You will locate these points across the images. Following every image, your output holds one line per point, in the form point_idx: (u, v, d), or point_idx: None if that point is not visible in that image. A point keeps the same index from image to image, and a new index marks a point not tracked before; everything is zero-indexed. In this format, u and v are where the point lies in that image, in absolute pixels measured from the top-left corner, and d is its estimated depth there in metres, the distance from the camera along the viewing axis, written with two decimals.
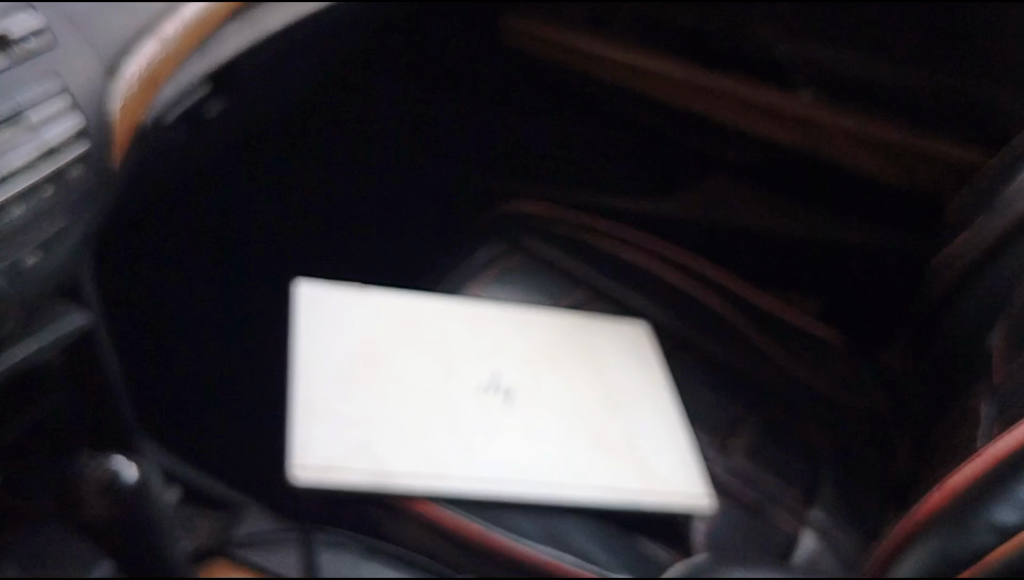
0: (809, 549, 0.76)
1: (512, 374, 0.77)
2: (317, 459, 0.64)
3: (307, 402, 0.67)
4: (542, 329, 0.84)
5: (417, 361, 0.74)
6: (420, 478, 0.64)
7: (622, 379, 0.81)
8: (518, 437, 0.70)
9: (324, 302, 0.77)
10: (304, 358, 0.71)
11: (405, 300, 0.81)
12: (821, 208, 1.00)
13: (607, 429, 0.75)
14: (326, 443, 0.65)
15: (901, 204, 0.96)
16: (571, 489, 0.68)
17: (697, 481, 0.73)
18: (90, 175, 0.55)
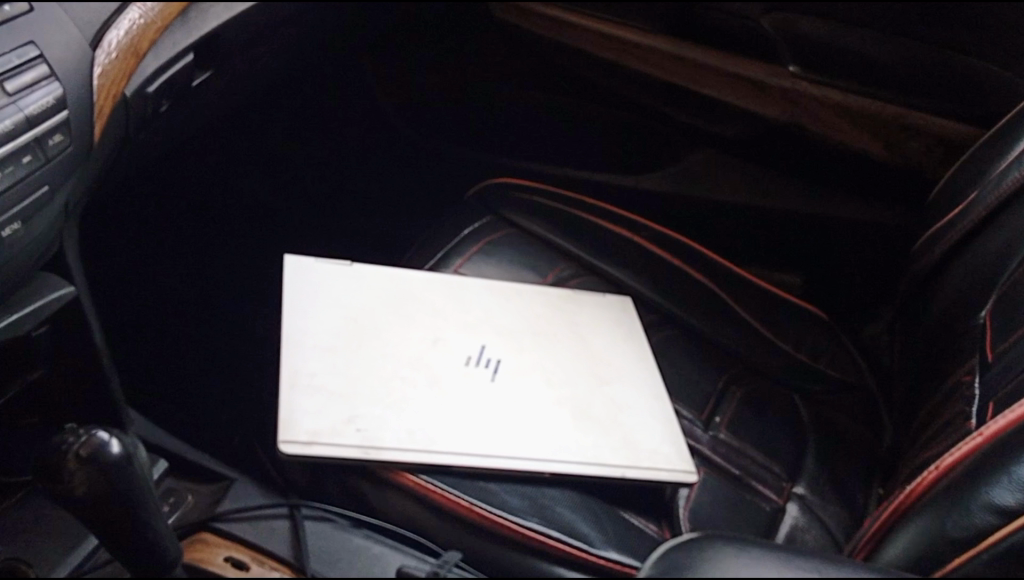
0: (795, 522, 0.77)
1: (499, 346, 0.77)
2: (303, 431, 0.63)
3: (294, 373, 0.67)
4: (529, 304, 0.83)
5: (403, 333, 0.74)
6: (408, 450, 0.64)
7: (608, 354, 0.81)
8: (506, 411, 0.70)
9: (312, 274, 0.77)
10: (290, 330, 0.71)
11: (392, 272, 0.80)
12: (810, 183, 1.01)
13: (592, 402, 0.75)
14: (312, 415, 0.64)
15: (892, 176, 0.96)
16: (558, 464, 0.68)
17: (683, 454, 0.73)
18: (70, 144, 0.54)
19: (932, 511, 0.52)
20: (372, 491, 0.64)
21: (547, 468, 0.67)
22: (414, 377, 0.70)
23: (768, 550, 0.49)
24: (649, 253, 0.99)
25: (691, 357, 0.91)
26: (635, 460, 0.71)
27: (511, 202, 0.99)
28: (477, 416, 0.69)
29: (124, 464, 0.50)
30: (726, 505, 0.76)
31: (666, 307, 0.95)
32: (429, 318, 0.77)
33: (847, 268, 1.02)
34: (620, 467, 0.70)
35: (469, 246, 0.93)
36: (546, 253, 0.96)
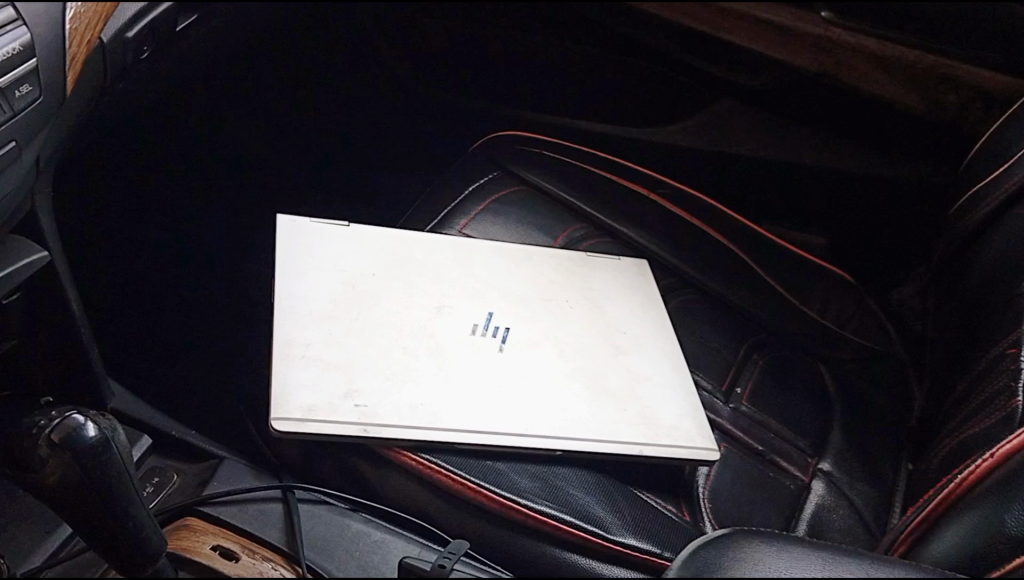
0: (821, 500, 0.72)
1: (507, 313, 0.72)
2: (297, 407, 0.58)
3: (288, 342, 0.62)
4: (539, 269, 0.78)
5: (404, 299, 0.69)
6: (410, 427, 0.59)
7: (624, 323, 0.76)
8: (514, 384, 0.66)
9: (306, 237, 0.72)
10: (282, 297, 0.66)
11: (392, 235, 0.75)
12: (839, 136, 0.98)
13: (606, 374, 0.70)
14: (307, 389, 0.60)
15: (931, 133, 0.92)
16: (572, 442, 0.63)
17: (703, 431, 0.69)
18: (41, 95, 0.49)
19: (988, 505, 0.50)
20: (371, 471, 0.60)
21: (559, 447, 0.63)
22: (417, 347, 0.65)
23: (807, 550, 0.45)
24: (666, 214, 0.93)
25: (709, 322, 0.86)
26: (652, 437, 0.67)
27: (520, 157, 0.94)
28: (484, 389, 0.64)
29: (105, 446, 0.45)
30: (749, 484, 0.72)
31: (684, 270, 0.90)
32: (432, 282, 0.72)
33: (875, 230, 0.97)
34: (637, 444, 0.66)
35: (474, 204, 0.87)
36: (558, 212, 0.91)
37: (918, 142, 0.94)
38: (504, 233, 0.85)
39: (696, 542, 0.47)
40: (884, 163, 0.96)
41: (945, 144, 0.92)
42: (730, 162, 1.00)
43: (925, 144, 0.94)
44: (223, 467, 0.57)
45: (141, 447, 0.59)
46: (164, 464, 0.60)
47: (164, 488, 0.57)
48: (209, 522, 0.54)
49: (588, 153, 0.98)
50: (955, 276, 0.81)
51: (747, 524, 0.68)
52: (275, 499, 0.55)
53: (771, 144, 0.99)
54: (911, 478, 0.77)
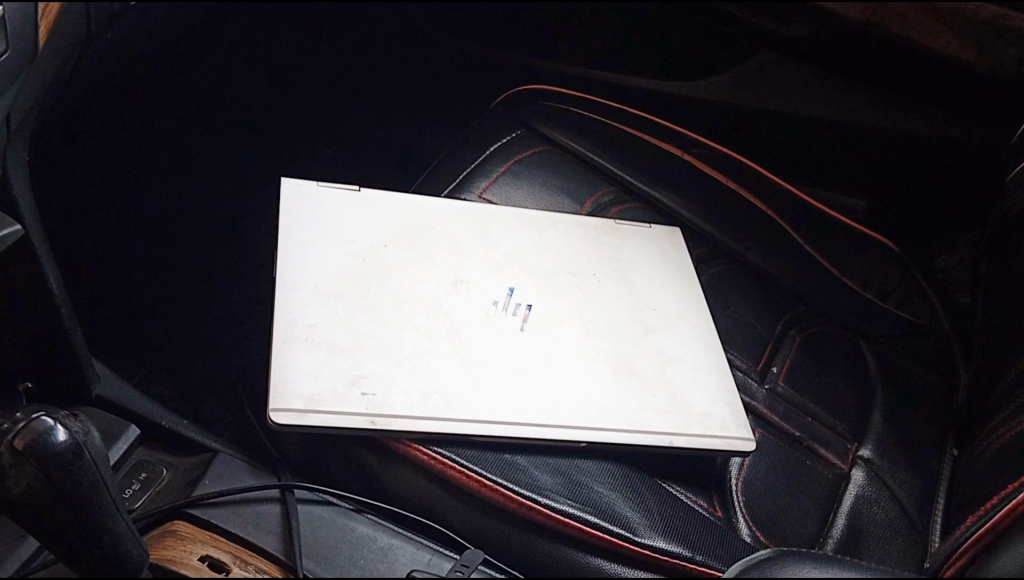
0: (860, 492, 0.67)
1: (530, 288, 0.67)
2: (300, 396, 0.53)
3: (290, 322, 0.57)
4: (564, 239, 0.73)
5: (418, 273, 0.64)
6: (421, 418, 0.54)
7: (656, 298, 0.71)
8: (536, 368, 0.61)
9: (314, 204, 0.67)
10: (285, 271, 0.60)
11: (407, 202, 0.70)
12: (886, 92, 0.92)
13: (636, 356, 0.65)
14: (311, 374, 0.55)
15: (982, 90, 0.84)
16: (597, 433, 0.58)
17: (739, 418, 0.64)
18: (8, 50, 0.43)
19: None
20: (379, 465, 0.56)
21: (583, 439, 0.58)
22: (431, 327, 0.60)
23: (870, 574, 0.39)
24: (699, 176, 0.88)
25: (742, 293, 0.81)
26: (684, 426, 0.61)
27: (544, 116, 0.88)
28: (502, 375, 0.59)
29: (72, 454, 0.38)
30: (784, 473, 0.67)
31: (718, 238, 0.84)
32: (448, 254, 0.66)
33: (924, 193, 0.90)
34: (668, 434, 0.60)
35: (496, 165, 0.81)
36: (585, 174, 0.85)
37: (976, 99, 0.86)
38: (526, 198, 0.79)
39: (737, 565, 0.42)
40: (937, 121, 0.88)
41: (999, 103, 0.83)
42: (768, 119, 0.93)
43: (979, 102, 0.85)
44: (215, 462, 0.52)
45: (129, 438, 0.54)
46: (155, 457, 0.55)
47: (151, 486, 0.53)
48: (200, 527, 0.49)
49: (618, 109, 0.93)
50: (1013, 247, 0.74)
51: (783, 518, 0.63)
52: (272, 500, 0.51)
53: (813, 101, 0.93)
54: (956, 466, 0.72)
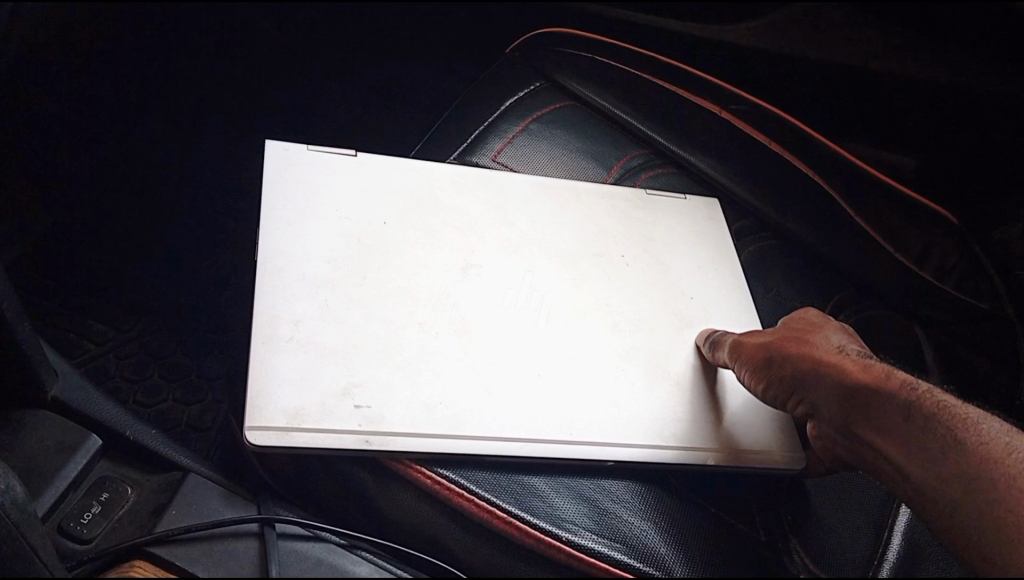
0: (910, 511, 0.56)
1: (551, 273, 0.58)
2: (281, 412, 0.46)
3: (272, 318, 0.49)
4: (589, 212, 0.64)
5: (422, 254, 0.55)
6: (422, 437, 0.47)
7: (692, 284, 0.62)
8: (556, 371, 0.53)
9: (303, 172, 0.58)
10: (267, 255, 0.52)
11: (410, 167, 0.60)
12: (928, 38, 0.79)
13: (670, 353, 0.57)
14: (294, 384, 0.47)
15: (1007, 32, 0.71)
16: (624, 451, 0.52)
17: (783, 429, 0.56)
18: None
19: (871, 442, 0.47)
20: (374, 484, 0.49)
21: (609, 458, 0.51)
22: (435, 322, 0.52)
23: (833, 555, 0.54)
24: (739, 137, 0.79)
25: (784, 275, 0.72)
26: (722, 440, 0.54)
27: (571, 67, 0.80)
28: (517, 383, 0.51)
29: None
30: (831, 486, 0.57)
31: (760, 210, 0.75)
32: (458, 231, 0.58)
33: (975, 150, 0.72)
34: (703, 451, 0.53)
35: (513, 124, 0.72)
36: (614, 136, 0.77)
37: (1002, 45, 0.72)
38: (547, 162, 0.71)
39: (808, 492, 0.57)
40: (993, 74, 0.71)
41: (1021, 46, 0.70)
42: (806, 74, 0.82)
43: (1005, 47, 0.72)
44: (186, 486, 0.46)
45: (88, 451, 0.46)
46: (118, 472, 0.47)
47: (112, 513, 0.45)
48: (163, 570, 0.42)
49: (649, 58, 0.83)
50: None
51: (829, 539, 0.54)
52: (249, 535, 0.45)
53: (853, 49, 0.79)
54: None
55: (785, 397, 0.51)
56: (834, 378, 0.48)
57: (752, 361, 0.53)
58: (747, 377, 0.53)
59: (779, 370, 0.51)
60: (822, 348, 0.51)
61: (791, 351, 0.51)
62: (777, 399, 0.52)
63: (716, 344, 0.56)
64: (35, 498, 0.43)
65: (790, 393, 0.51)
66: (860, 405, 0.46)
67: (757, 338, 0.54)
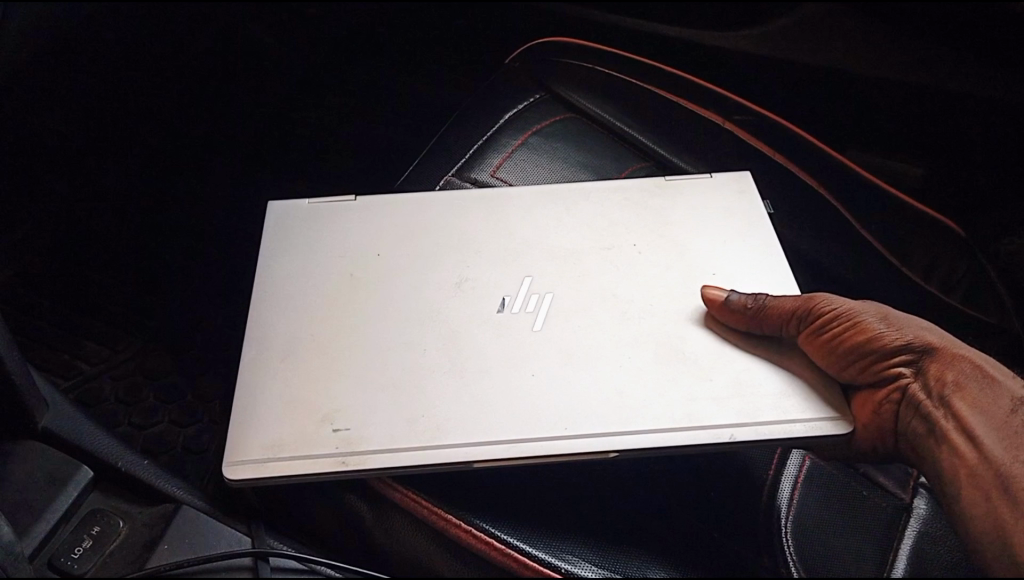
0: (921, 528, 0.55)
1: (553, 274, 0.55)
2: (258, 445, 0.47)
3: (256, 360, 0.51)
4: (598, 209, 0.59)
5: (414, 277, 0.55)
6: (401, 453, 0.47)
7: (716, 259, 0.57)
8: (554, 370, 0.50)
9: (300, 218, 0.59)
10: (258, 302, 0.54)
11: (412, 196, 0.60)
12: None
13: (685, 334, 0.52)
14: (276, 417, 0.49)
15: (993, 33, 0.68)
16: (631, 436, 0.48)
17: (822, 398, 0.50)
18: None
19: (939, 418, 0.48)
20: (372, 517, 0.51)
21: (613, 447, 0.48)
22: (424, 341, 0.51)
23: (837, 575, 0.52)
24: (744, 152, 0.77)
25: None
26: (749, 414, 0.49)
27: (568, 78, 0.79)
28: (509, 390, 0.49)
29: None
30: (837, 506, 0.55)
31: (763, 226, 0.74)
32: (452, 251, 0.56)
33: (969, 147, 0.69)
34: (726, 428, 0.49)
35: (514, 140, 0.71)
36: (614, 147, 0.75)
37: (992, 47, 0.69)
38: (549, 176, 0.70)
39: (815, 510, 0.54)
40: (974, 76, 0.68)
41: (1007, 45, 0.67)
42: (808, 78, 0.78)
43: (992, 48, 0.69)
44: (176, 521, 0.45)
45: (80, 483, 0.45)
46: (110, 505, 0.46)
47: (103, 548, 0.44)
48: None
49: (653, 71, 0.82)
50: None
51: (837, 563, 0.53)
52: (241, 570, 0.44)
53: (841, 54, 0.76)
54: None
55: (882, 367, 0.52)
56: (955, 360, 0.50)
57: (848, 321, 0.51)
58: (834, 333, 0.51)
59: (887, 335, 0.51)
60: (933, 330, 0.52)
61: (907, 326, 0.52)
62: (859, 360, 0.52)
63: (771, 303, 0.52)
64: (19, 535, 0.42)
65: (885, 357, 0.51)
66: (975, 391, 0.48)
67: (836, 304, 0.52)
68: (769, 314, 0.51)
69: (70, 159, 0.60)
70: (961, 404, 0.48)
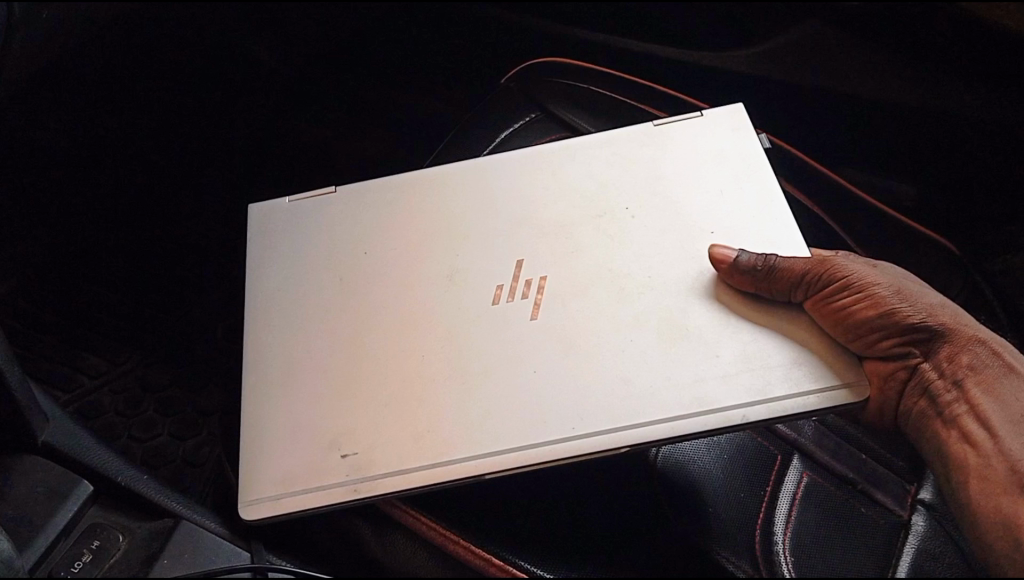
0: (921, 545, 0.55)
1: (549, 249, 0.54)
2: (271, 482, 0.49)
3: (259, 386, 0.52)
4: (590, 167, 0.57)
5: (409, 271, 0.54)
6: (411, 474, 0.48)
7: (715, 214, 0.55)
8: (553, 362, 0.50)
9: (282, 222, 0.59)
10: (253, 323, 0.54)
11: (399, 179, 0.59)
12: None
13: (688, 307, 0.51)
14: (287, 445, 0.49)
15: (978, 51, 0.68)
16: (640, 428, 0.48)
17: (834, 370, 0.49)
18: None
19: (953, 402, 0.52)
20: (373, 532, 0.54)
21: (625, 444, 0.48)
22: (425, 344, 0.51)
23: None
24: None
25: None
26: (760, 390, 0.48)
27: (565, 95, 0.79)
28: (512, 388, 0.49)
29: None
30: (835, 522, 0.55)
31: None
32: (444, 237, 0.56)
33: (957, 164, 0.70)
34: (738, 410, 0.48)
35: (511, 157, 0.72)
36: None
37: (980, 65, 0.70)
38: None
39: (813, 529, 0.55)
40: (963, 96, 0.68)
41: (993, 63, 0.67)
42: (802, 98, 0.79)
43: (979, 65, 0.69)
44: (175, 536, 0.45)
45: (79, 497, 0.46)
46: (111, 520, 0.46)
47: (103, 561, 0.44)
48: None
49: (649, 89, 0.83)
50: None
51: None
52: None
53: (831, 66, 0.76)
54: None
55: (898, 344, 0.53)
56: (969, 345, 0.52)
57: (866, 296, 0.52)
58: (852, 307, 0.51)
59: (903, 311, 0.53)
60: (946, 311, 0.54)
61: (923, 304, 0.53)
62: (873, 336, 0.53)
63: (782, 265, 0.50)
64: (19, 550, 0.43)
65: (899, 335, 0.53)
66: (990, 378, 0.51)
67: (849, 276, 0.52)
68: (780, 278, 0.50)
69: (70, 177, 0.60)
70: (976, 389, 0.51)
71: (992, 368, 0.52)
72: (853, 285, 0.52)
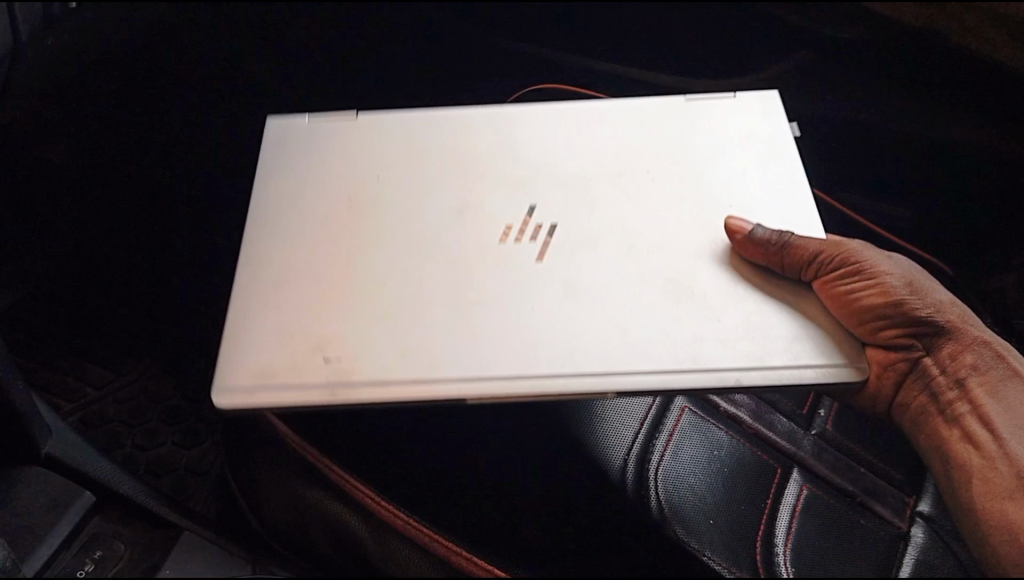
0: (918, 558, 0.56)
1: (556, 204, 0.55)
2: (251, 375, 0.49)
3: (251, 286, 0.52)
4: (604, 130, 0.58)
5: (414, 211, 0.55)
6: (395, 392, 0.48)
7: (729, 185, 0.55)
8: (553, 304, 0.50)
9: (299, 138, 0.59)
10: (255, 225, 0.55)
11: (416, 120, 0.60)
12: None
13: (696, 271, 0.52)
14: (271, 346, 0.50)
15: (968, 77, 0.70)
16: (631, 374, 0.48)
17: (829, 336, 0.50)
18: None
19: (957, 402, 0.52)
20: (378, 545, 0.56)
21: (613, 386, 0.48)
22: (425, 281, 0.52)
23: None
24: None
25: None
26: (755, 351, 0.49)
27: None
28: (511, 328, 0.50)
29: None
30: (834, 534, 0.56)
31: None
32: (453, 179, 0.56)
33: (943, 183, 0.71)
34: (733, 369, 0.48)
35: None
36: None
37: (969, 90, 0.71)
38: None
39: (811, 541, 0.56)
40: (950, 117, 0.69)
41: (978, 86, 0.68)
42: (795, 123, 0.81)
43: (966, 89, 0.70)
44: None
45: (82, 506, 0.47)
46: None
47: None
48: None
49: None
50: None
51: None
52: None
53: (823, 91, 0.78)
54: None
55: (902, 335, 0.54)
56: (973, 345, 0.53)
57: (875, 280, 0.52)
58: (860, 291, 0.52)
59: (909, 301, 0.53)
60: (951, 307, 0.54)
61: (930, 298, 0.54)
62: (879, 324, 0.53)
63: (796, 243, 0.51)
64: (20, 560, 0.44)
65: (904, 326, 0.53)
66: (992, 378, 0.52)
67: (858, 256, 0.53)
68: (794, 252, 0.51)
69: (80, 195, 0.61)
70: (980, 389, 0.52)
71: (994, 369, 0.52)
72: (864, 271, 0.53)
